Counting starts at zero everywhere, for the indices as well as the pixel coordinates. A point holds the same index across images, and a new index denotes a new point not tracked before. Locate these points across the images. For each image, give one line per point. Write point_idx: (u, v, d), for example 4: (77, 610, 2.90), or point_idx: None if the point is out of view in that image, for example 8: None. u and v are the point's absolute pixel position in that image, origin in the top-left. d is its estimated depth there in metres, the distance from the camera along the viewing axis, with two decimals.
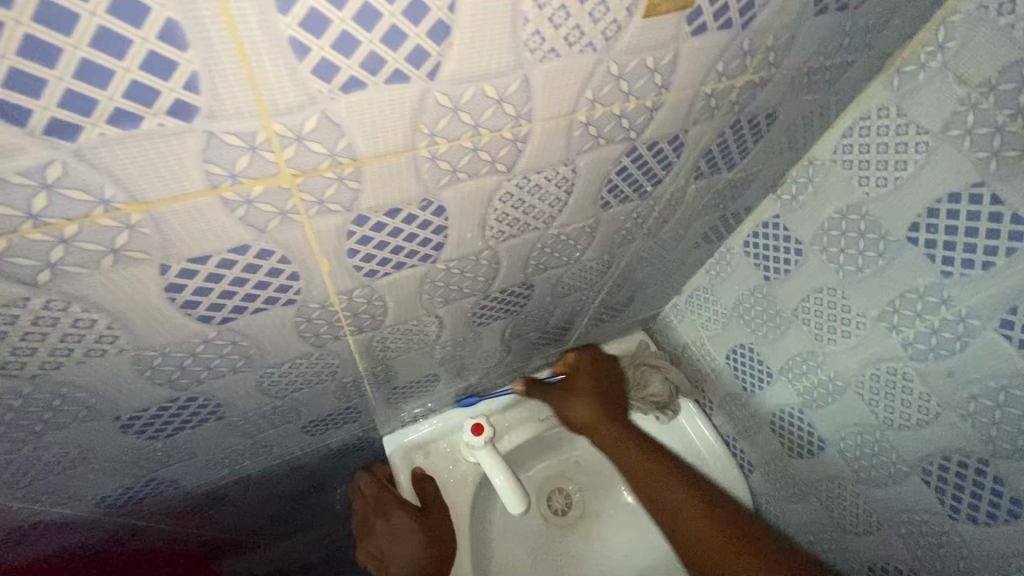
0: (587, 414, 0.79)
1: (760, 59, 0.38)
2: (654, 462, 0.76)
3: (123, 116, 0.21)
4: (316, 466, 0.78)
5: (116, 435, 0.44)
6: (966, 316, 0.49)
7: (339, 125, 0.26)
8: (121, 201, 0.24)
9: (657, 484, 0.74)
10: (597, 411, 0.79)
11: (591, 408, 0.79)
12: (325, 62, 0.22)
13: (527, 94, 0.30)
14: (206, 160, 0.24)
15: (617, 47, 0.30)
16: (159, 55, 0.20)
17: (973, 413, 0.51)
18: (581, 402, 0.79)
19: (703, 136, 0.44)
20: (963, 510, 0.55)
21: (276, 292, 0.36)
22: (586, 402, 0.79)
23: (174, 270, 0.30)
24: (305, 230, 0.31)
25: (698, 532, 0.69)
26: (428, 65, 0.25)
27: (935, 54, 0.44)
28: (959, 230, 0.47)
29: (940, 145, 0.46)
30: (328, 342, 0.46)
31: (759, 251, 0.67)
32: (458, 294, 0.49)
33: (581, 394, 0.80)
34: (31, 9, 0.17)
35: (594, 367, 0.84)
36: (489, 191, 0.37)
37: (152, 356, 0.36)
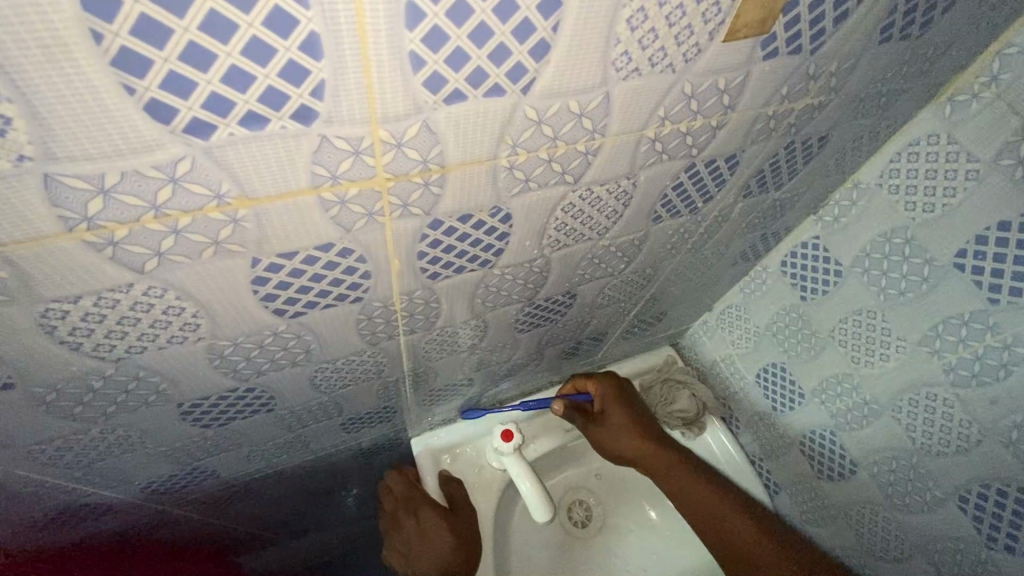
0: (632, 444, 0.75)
1: (822, 83, 0.39)
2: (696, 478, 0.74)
3: (253, 118, 0.23)
4: (344, 464, 0.79)
5: (175, 421, 0.45)
6: (1012, 344, 0.49)
7: (436, 134, 0.27)
8: (233, 196, 0.26)
9: (711, 502, 0.72)
10: (646, 440, 0.75)
11: (636, 439, 0.75)
12: (436, 75, 0.24)
13: (606, 110, 0.31)
14: (315, 161, 0.26)
15: (694, 68, 0.31)
16: (296, 64, 0.21)
17: (1016, 442, 0.51)
18: (626, 433, 0.75)
19: (757, 156, 0.45)
20: (1000, 540, 0.55)
21: (347, 290, 0.37)
22: (628, 432, 0.75)
23: (263, 264, 0.31)
24: (385, 232, 0.33)
25: (747, 535, 0.69)
26: (524, 80, 0.26)
27: (989, 85, 0.45)
28: (1008, 258, 0.47)
29: (991, 173, 0.46)
30: (381, 341, 0.47)
31: (796, 271, 0.68)
32: (507, 300, 0.50)
33: (632, 423, 0.76)
34: (199, 20, 0.19)
35: (619, 388, 0.79)
36: (554, 201, 0.38)
37: (224, 345, 0.38)
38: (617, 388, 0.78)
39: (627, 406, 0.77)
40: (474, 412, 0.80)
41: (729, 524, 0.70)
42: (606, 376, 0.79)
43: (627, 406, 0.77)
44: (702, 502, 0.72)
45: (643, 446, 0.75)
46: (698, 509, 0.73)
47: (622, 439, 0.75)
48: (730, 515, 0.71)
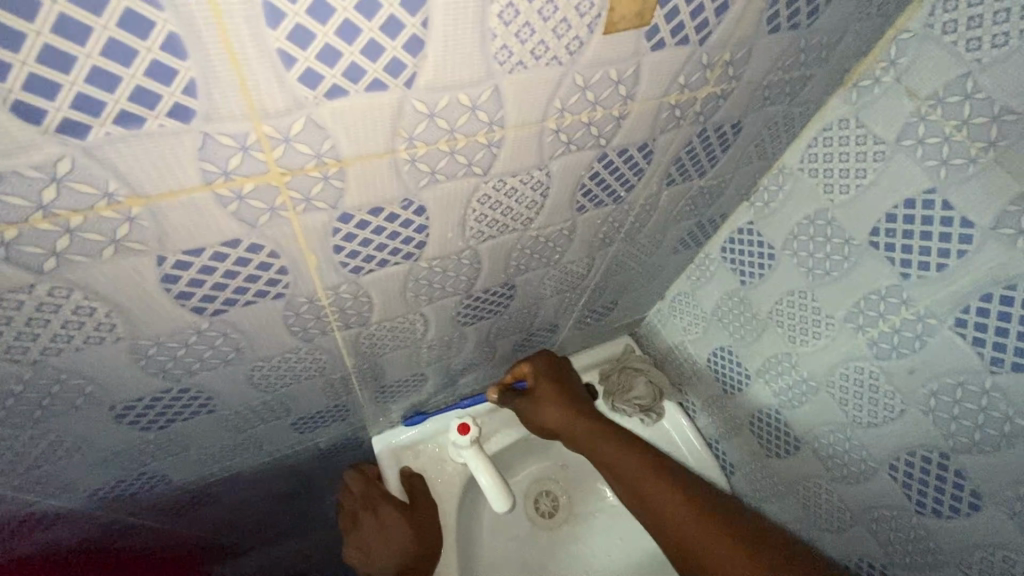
0: (557, 417, 0.76)
1: (719, 72, 0.41)
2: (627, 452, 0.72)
3: (127, 117, 0.24)
4: (306, 466, 0.79)
5: (111, 425, 0.46)
6: (924, 316, 0.51)
7: (323, 128, 0.28)
8: (123, 195, 0.27)
9: (642, 477, 0.69)
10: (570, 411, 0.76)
11: (561, 412, 0.76)
12: (311, 71, 0.25)
13: (499, 102, 0.32)
14: (202, 158, 0.27)
15: (581, 60, 0.33)
16: (161, 63, 0.22)
17: (934, 409, 0.53)
18: (551, 405, 0.76)
19: (672, 144, 0.47)
20: (928, 504, 0.58)
21: (265, 286, 0.38)
22: (553, 404, 0.76)
23: (170, 262, 0.32)
24: (292, 226, 0.34)
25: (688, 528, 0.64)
26: (405, 75, 0.28)
27: (888, 70, 0.47)
28: (915, 234, 0.50)
29: (895, 154, 0.49)
30: (316, 338, 0.48)
31: (735, 257, 0.70)
32: (442, 293, 0.51)
33: (555, 397, 0.77)
34: (50, 24, 0.20)
35: (553, 366, 0.80)
36: (468, 193, 0.39)
37: (147, 345, 0.38)
38: (555, 368, 0.79)
39: (557, 382, 0.78)
40: (416, 416, 0.82)
41: (662, 503, 0.66)
42: (540, 357, 0.80)
43: (555, 381, 0.78)
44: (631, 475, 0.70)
45: (568, 418, 0.76)
46: (629, 484, 0.71)
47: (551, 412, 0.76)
48: (667, 494, 0.67)
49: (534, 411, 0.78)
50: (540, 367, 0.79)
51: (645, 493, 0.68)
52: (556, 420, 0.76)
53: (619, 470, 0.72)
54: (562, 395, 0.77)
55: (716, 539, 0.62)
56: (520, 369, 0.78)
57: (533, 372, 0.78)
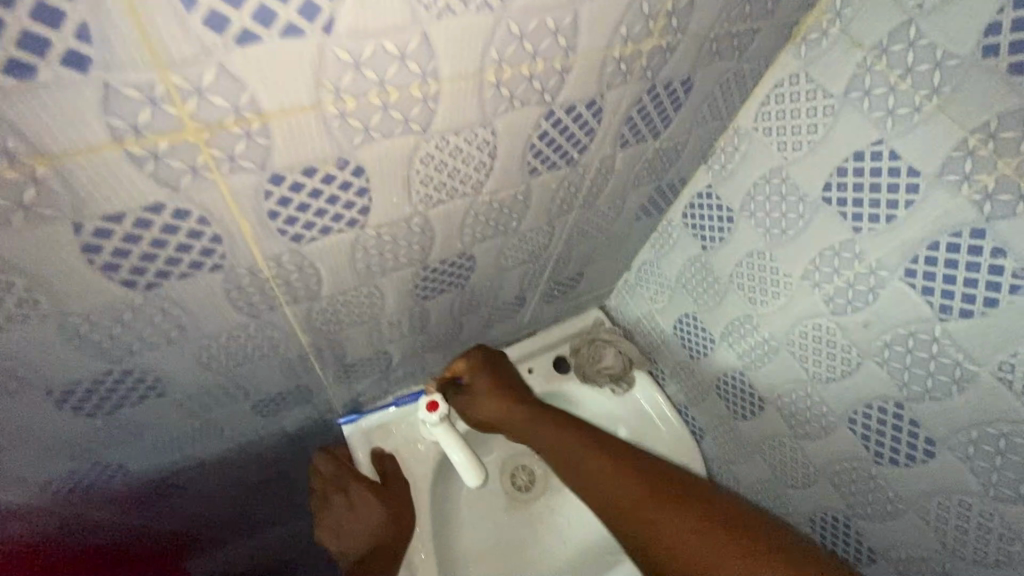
0: (500, 408, 0.77)
1: (663, 23, 0.40)
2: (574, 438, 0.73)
3: (17, 66, 0.23)
4: (274, 452, 0.78)
5: (52, 412, 0.44)
6: (876, 269, 0.52)
7: (238, 77, 0.27)
8: (24, 153, 0.25)
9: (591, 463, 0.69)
10: (509, 403, 0.77)
11: (501, 404, 0.77)
12: (215, 13, 0.24)
13: (430, 52, 0.31)
14: (108, 112, 0.26)
15: (514, 6, 0.32)
16: (47, 5, 0.21)
17: (888, 360, 0.55)
18: (487, 399, 0.77)
19: (622, 101, 0.46)
20: (885, 454, 0.59)
21: (201, 256, 0.37)
22: (492, 398, 0.77)
23: (89, 230, 0.31)
24: (221, 190, 0.32)
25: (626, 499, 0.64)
26: (322, 18, 0.26)
27: (834, 21, 0.47)
28: (865, 187, 0.50)
29: (844, 107, 0.49)
30: (265, 313, 0.46)
31: (696, 222, 0.70)
32: (396, 264, 0.50)
33: (491, 387, 0.77)
34: None
35: (488, 360, 0.80)
36: (409, 154, 0.38)
37: (79, 323, 0.37)
38: (484, 360, 0.79)
39: (492, 375, 0.79)
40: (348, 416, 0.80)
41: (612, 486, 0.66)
42: (475, 351, 0.80)
43: (490, 374, 0.79)
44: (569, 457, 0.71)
45: (508, 410, 0.76)
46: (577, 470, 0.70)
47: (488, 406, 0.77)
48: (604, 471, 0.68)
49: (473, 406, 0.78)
50: (475, 361, 0.78)
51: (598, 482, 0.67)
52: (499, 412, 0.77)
53: (559, 449, 0.72)
54: (497, 388, 0.78)
55: (681, 521, 0.60)
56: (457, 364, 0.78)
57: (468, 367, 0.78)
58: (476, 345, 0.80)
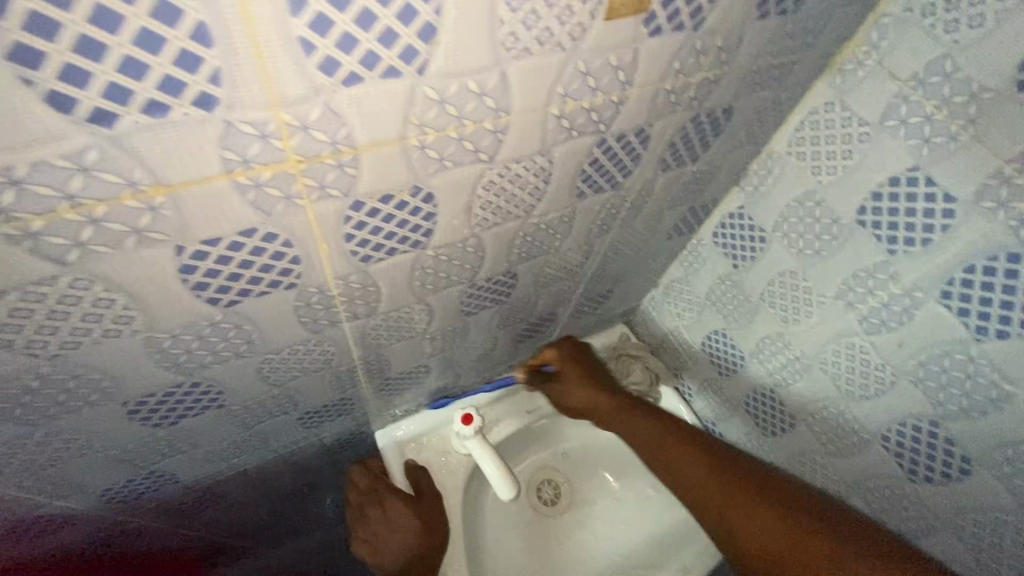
0: (586, 396, 0.78)
1: (712, 58, 0.42)
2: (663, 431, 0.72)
3: (154, 106, 0.24)
4: (309, 463, 0.79)
5: (123, 421, 0.46)
6: (911, 290, 0.53)
7: (339, 114, 0.29)
8: (147, 183, 0.27)
9: (681, 457, 0.68)
10: (595, 393, 0.78)
11: (588, 393, 0.78)
12: (329, 59, 0.26)
13: (505, 89, 0.34)
14: (223, 146, 0.28)
15: (583, 47, 0.34)
16: (189, 52, 0.23)
17: (923, 379, 0.56)
18: (577, 389, 0.79)
19: (667, 129, 0.48)
20: (920, 471, 0.60)
21: (279, 276, 0.39)
22: (578, 386, 0.79)
23: (188, 252, 0.33)
24: (307, 215, 0.34)
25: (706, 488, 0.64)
26: (418, 61, 0.29)
27: (870, 53, 0.50)
28: (901, 211, 0.52)
29: (879, 135, 0.51)
30: (324, 329, 0.48)
31: (727, 241, 0.72)
32: (447, 282, 0.52)
33: (587, 379, 0.79)
34: (86, 13, 0.20)
35: (577, 351, 0.82)
36: (474, 180, 0.40)
37: (162, 338, 0.39)
38: (578, 352, 0.82)
39: (581, 365, 0.81)
40: (441, 399, 0.85)
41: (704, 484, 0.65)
42: (566, 344, 0.83)
43: (581, 365, 0.81)
44: (666, 447, 0.70)
45: (594, 398, 0.77)
46: (670, 464, 0.69)
47: (575, 394, 0.79)
48: (691, 461, 0.67)
49: (560, 396, 0.80)
50: (564, 353, 0.82)
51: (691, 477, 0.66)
52: (585, 401, 0.78)
53: (648, 441, 0.72)
54: (585, 378, 0.79)
55: (760, 510, 0.59)
56: (547, 354, 0.81)
57: (559, 357, 0.81)
58: (565, 339, 0.84)
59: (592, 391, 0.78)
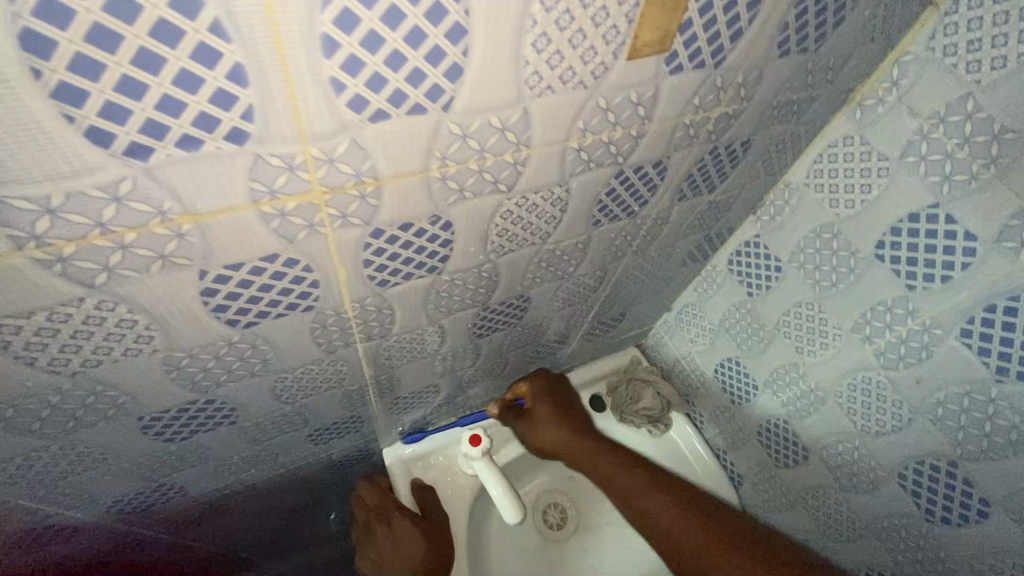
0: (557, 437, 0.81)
1: (732, 93, 0.43)
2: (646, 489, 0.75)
3: (187, 140, 0.25)
4: (317, 478, 0.79)
5: (137, 436, 0.47)
6: (930, 327, 0.53)
7: (364, 149, 0.30)
8: (176, 212, 0.28)
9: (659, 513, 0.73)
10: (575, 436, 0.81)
11: (562, 431, 0.81)
12: (358, 96, 0.27)
13: (527, 124, 0.34)
14: (252, 177, 0.28)
15: (605, 84, 0.34)
16: (224, 91, 0.24)
17: (941, 418, 0.55)
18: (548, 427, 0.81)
19: (684, 161, 0.49)
20: (937, 512, 0.59)
21: (297, 299, 0.39)
22: (553, 425, 0.81)
23: (211, 276, 0.33)
24: (328, 242, 0.35)
25: (678, 534, 0.71)
26: (444, 98, 0.29)
27: (890, 90, 0.50)
28: (920, 247, 0.51)
29: (898, 170, 0.51)
30: (338, 349, 0.49)
31: (742, 269, 0.72)
32: (460, 305, 0.53)
33: (559, 419, 0.82)
34: (129, 56, 0.21)
35: (548, 388, 0.84)
36: (492, 209, 0.40)
37: (180, 357, 0.39)
38: (548, 387, 0.83)
39: (555, 405, 0.83)
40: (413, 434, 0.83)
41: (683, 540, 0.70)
42: (539, 378, 0.83)
43: (553, 403, 0.83)
44: (635, 497, 0.76)
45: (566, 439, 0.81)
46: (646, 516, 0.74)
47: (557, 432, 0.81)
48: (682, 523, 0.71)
49: (531, 432, 0.82)
50: (535, 389, 0.82)
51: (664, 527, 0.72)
52: (556, 441, 0.81)
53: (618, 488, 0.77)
54: (563, 418, 0.82)
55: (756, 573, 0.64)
56: (521, 389, 0.82)
57: (533, 392, 0.82)
58: (536, 370, 0.84)
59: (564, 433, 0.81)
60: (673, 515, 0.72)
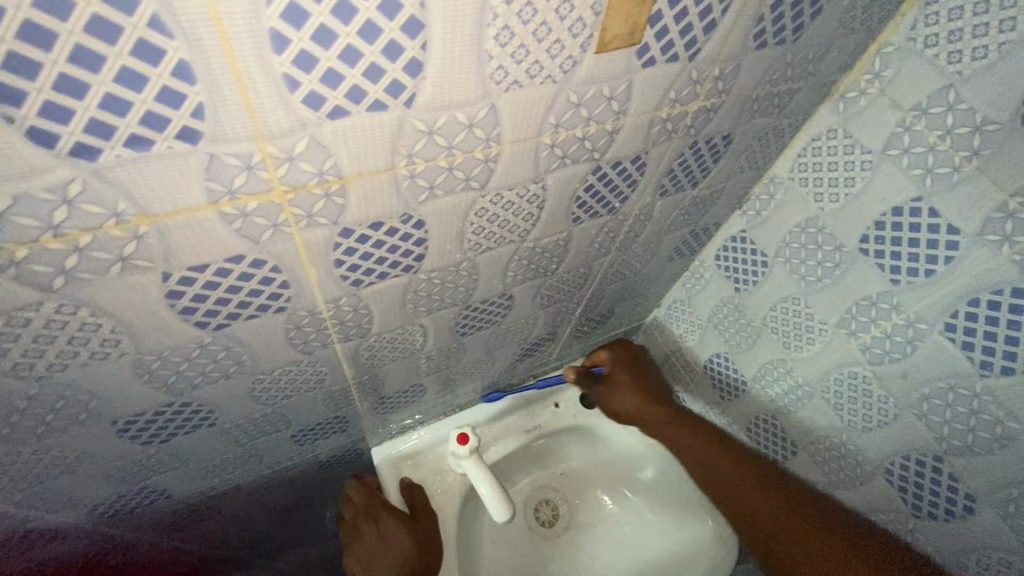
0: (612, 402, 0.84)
1: (709, 87, 0.42)
2: (694, 438, 0.76)
3: (136, 140, 0.24)
4: (305, 478, 0.79)
5: (112, 439, 0.46)
6: (914, 321, 0.52)
7: (325, 147, 0.29)
8: (131, 214, 0.27)
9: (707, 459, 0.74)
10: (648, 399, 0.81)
11: (639, 396, 0.81)
12: (314, 93, 0.26)
13: (495, 120, 0.33)
14: (208, 178, 0.28)
15: (574, 79, 0.34)
16: (170, 89, 0.23)
17: (927, 413, 0.54)
18: (626, 391, 0.82)
19: (665, 156, 0.48)
20: (924, 507, 0.58)
21: (268, 300, 0.39)
22: (630, 390, 0.82)
23: (175, 278, 0.33)
24: (295, 242, 0.34)
25: (745, 498, 0.68)
26: (405, 95, 0.29)
27: (872, 82, 0.49)
28: (904, 241, 0.51)
29: (881, 163, 0.50)
30: (316, 350, 0.48)
31: (729, 264, 0.71)
32: (441, 304, 0.52)
33: (636, 383, 0.83)
34: (66, 53, 0.21)
35: (627, 356, 0.86)
36: (466, 206, 0.40)
37: (150, 360, 0.39)
38: (628, 355, 0.86)
39: (634, 371, 0.84)
40: (492, 394, 0.86)
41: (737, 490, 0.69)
42: (619, 348, 0.87)
43: (632, 371, 0.84)
44: (694, 454, 0.75)
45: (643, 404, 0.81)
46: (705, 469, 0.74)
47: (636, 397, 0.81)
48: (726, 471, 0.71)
49: (610, 398, 0.84)
50: (614, 356, 0.85)
51: (720, 478, 0.71)
52: (633, 406, 0.81)
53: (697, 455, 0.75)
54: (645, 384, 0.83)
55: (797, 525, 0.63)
56: (598, 356, 0.85)
57: (611, 358, 0.84)
58: (617, 342, 0.88)
59: (640, 397, 0.81)
60: (713, 464, 0.73)
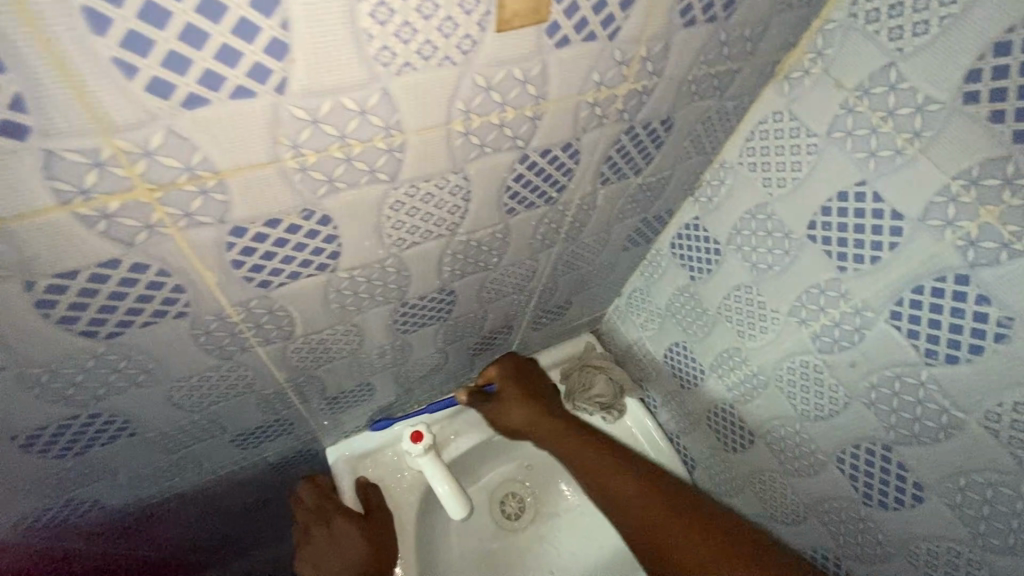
0: (524, 416, 0.77)
1: (637, 68, 0.39)
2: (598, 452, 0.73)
3: None
4: (256, 481, 0.77)
5: (18, 454, 0.43)
6: (862, 309, 0.51)
7: (188, 139, 0.26)
8: None
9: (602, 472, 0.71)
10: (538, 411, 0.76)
11: (528, 409, 0.76)
12: (159, 80, 0.23)
13: (392, 106, 0.31)
14: (51, 177, 0.25)
15: (477, 60, 0.31)
16: None
17: (875, 402, 0.53)
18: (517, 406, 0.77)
19: (600, 142, 0.45)
20: (875, 496, 0.58)
21: (164, 305, 0.36)
22: (520, 404, 0.77)
23: (42, 286, 0.30)
24: (178, 244, 0.32)
25: (655, 523, 0.66)
26: (274, 80, 0.26)
27: (816, 61, 0.47)
28: (849, 227, 0.49)
29: (827, 146, 0.48)
30: (235, 354, 0.46)
31: (684, 252, 0.69)
32: (372, 301, 0.50)
33: (521, 398, 0.77)
34: None
35: (517, 367, 0.80)
36: (376, 200, 0.37)
37: (38, 372, 0.36)
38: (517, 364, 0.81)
39: (524, 386, 0.79)
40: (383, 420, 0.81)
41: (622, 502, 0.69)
42: (507, 358, 0.80)
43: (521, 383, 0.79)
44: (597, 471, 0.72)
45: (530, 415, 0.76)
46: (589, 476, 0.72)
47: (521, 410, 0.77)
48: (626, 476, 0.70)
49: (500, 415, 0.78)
50: (504, 368, 0.79)
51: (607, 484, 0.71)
52: (523, 419, 0.77)
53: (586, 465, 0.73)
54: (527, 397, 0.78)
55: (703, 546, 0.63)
56: (489, 372, 0.78)
57: (500, 373, 0.78)
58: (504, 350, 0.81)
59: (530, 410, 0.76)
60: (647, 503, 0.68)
